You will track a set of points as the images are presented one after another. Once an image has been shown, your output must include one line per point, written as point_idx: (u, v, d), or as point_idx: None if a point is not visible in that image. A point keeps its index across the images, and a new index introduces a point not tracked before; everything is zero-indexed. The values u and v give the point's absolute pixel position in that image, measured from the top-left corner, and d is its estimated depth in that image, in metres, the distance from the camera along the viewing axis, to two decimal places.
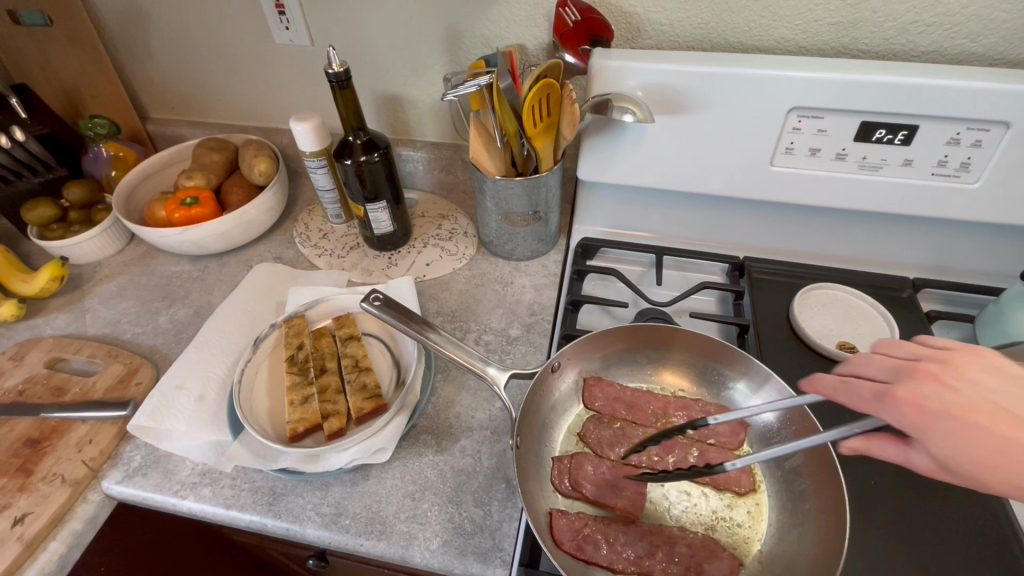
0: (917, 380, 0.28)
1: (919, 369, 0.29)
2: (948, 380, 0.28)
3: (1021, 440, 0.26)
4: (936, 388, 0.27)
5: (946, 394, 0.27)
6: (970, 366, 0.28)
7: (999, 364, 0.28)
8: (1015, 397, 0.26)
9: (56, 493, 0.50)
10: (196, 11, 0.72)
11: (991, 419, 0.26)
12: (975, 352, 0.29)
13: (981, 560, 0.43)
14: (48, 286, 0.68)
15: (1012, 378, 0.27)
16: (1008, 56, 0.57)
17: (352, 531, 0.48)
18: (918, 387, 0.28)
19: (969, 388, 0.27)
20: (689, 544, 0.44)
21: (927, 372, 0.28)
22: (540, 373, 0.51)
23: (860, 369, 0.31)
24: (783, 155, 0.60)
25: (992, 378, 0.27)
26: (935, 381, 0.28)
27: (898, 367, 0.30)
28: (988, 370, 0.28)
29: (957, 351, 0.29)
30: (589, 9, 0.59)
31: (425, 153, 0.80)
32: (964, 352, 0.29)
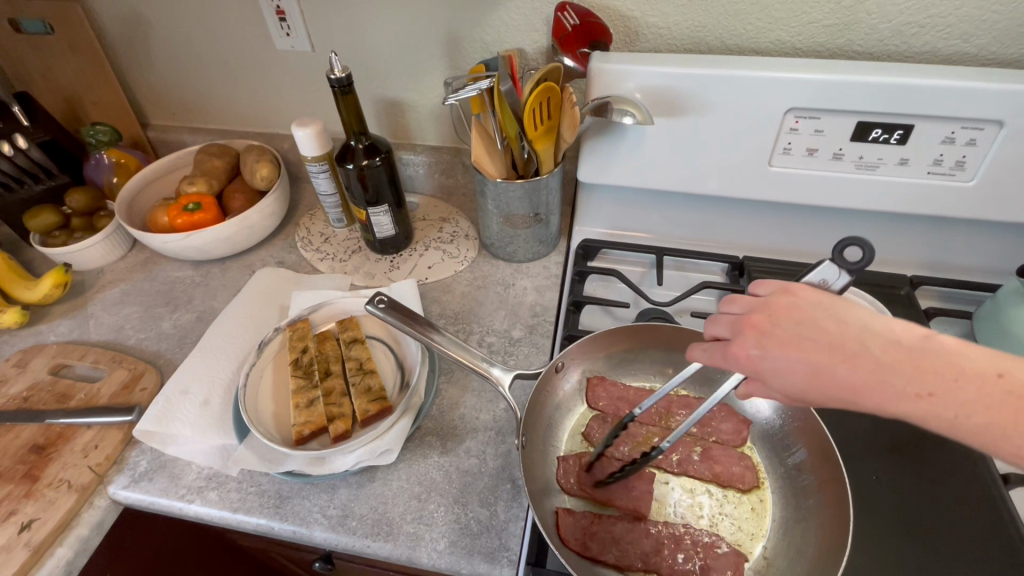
0: (744, 334, 0.34)
1: (746, 322, 0.34)
2: (766, 326, 0.33)
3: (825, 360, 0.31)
4: (757, 337, 0.33)
5: (764, 340, 0.33)
6: (785, 308, 0.33)
7: (808, 300, 0.33)
8: (816, 326, 0.32)
9: (63, 498, 0.50)
10: (196, 18, 0.73)
11: (800, 350, 0.32)
12: (789, 296, 0.34)
13: (980, 553, 0.43)
14: (51, 292, 0.68)
15: (816, 309, 0.33)
16: (1000, 56, 0.58)
17: (359, 532, 0.48)
18: (746, 340, 0.34)
19: (778, 330, 0.33)
20: (694, 542, 0.44)
21: (751, 324, 0.34)
22: (544, 374, 0.52)
23: (715, 331, 0.37)
24: (781, 155, 0.60)
25: (799, 315, 0.33)
26: (757, 331, 0.33)
27: (736, 323, 0.35)
28: (797, 309, 0.33)
29: (774, 297, 0.34)
30: (588, 13, 0.60)
31: (425, 157, 0.80)
32: (780, 297, 0.34)
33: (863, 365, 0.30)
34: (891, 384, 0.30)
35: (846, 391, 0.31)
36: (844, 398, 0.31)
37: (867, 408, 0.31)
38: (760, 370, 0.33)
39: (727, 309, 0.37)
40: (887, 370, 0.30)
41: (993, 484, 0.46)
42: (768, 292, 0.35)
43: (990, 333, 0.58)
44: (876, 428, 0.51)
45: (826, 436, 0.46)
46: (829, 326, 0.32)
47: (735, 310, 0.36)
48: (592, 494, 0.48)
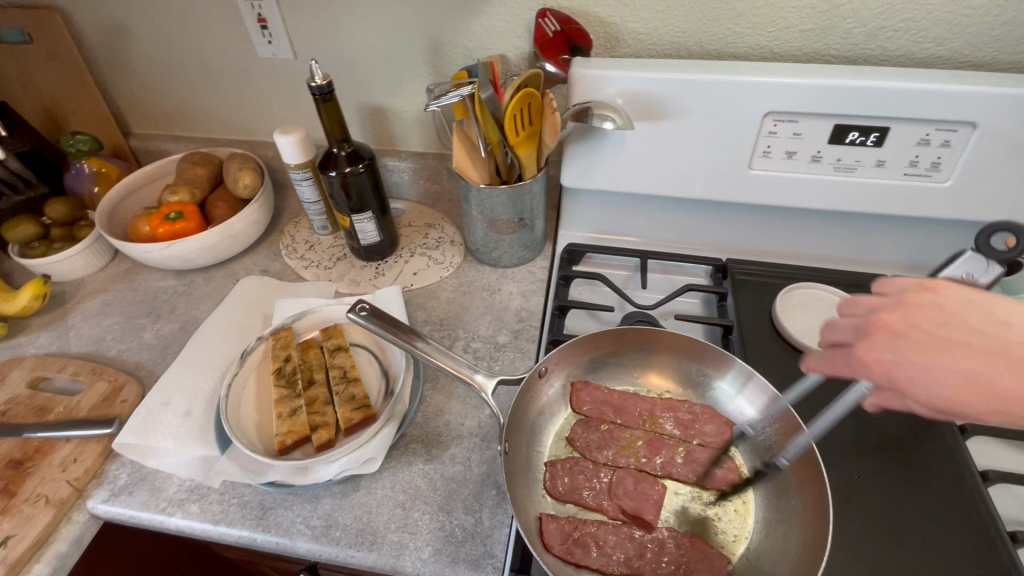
0: (872, 337, 0.29)
1: (874, 323, 0.29)
2: (901, 329, 0.28)
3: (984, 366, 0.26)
4: (890, 340, 0.28)
5: (901, 345, 0.28)
6: (924, 307, 0.28)
7: (953, 296, 0.28)
8: (972, 328, 0.27)
9: (40, 514, 0.49)
10: (177, 26, 0.72)
11: (949, 357, 0.27)
12: (930, 292, 0.29)
13: (961, 552, 0.43)
14: (30, 304, 0.67)
15: (966, 308, 0.27)
16: (973, 59, 0.59)
17: (343, 542, 0.48)
18: (875, 343, 0.29)
19: (917, 335, 0.28)
20: (677, 545, 0.44)
21: (881, 325, 0.29)
22: (527, 379, 0.51)
23: (829, 336, 0.33)
24: (760, 159, 0.61)
25: (945, 316, 0.28)
26: (889, 334, 0.29)
27: (858, 326, 0.30)
28: (942, 308, 0.28)
29: (910, 294, 0.29)
30: (568, 20, 0.61)
31: (410, 163, 0.80)
32: (919, 294, 0.29)
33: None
34: None
35: (1018, 407, 0.25)
36: (1006, 412, 0.26)
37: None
38: (896, 379, 0.28)
39: (845, 312, 0.32)
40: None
41: (973, 485, 0.47)
42: (900, 288, 0.30)
43: None
44: (858, 426, 0.52)
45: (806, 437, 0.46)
46: (987, 327, 0.26)
47: (856, 312, 0.32)
48: (578, 498, 0.48)
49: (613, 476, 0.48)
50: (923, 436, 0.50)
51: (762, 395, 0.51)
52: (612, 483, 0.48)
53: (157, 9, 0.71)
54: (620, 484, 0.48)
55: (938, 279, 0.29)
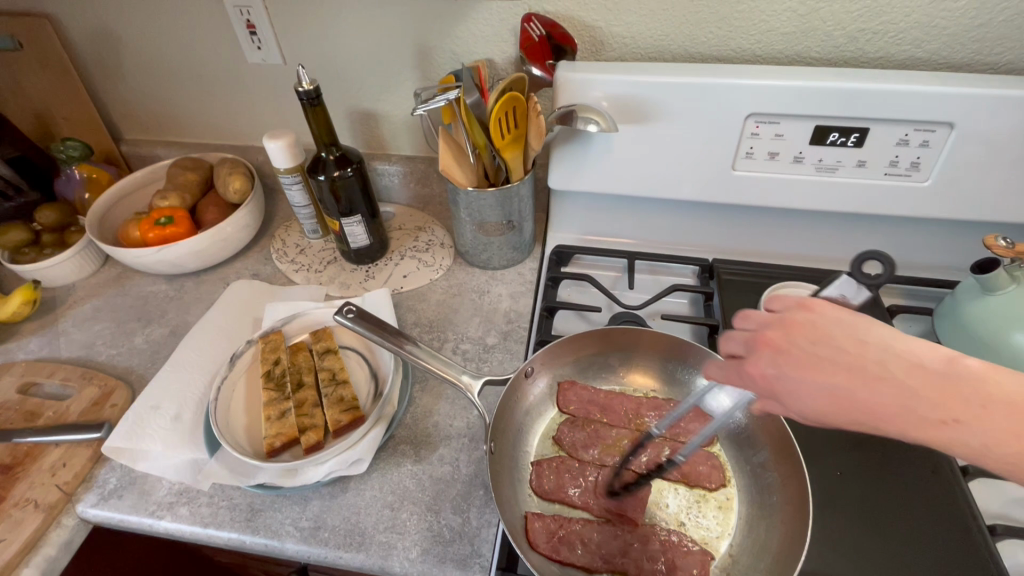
0: (759, 353, 0.31)
1: (761, 340, 0.31)
2: (780, 345, 0.30)
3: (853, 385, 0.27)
4: (772, 355, 0.30)
5: (782, 359, 0.30)
6: (801, 326, 0.30)
7: (827, 317, 0.29)
8: (837, 345, 0.28)
9: (29, 519, 0.50)
10: (167, 33, 0.73)
11: (817, 373, 0.28)
12: (807, 312, 0.30)
13: (941, 547, 0.44)
14: (20, 310, 0.68)
15: (837, 327, 0.29)
16: (951, 61, 0.60)
17: (332, 543, 0.48)
18: (762, 359, 0.31)
19: (796, 353, 0.29)
20: (660, 541, 0.44)
21: (766, 342, 0.31)
22: (514, 379, 0.52)
23: (728, 347, 0.34)
24: (744, 160, 0.62)
25: (817, 334, 0.29)
26: (772, 350, 0.30)
27: (749, 340, 0.32)
28: (815, 326, 0.29)
29: (789, 314, 0.31)
30: (553, 24, 0.62)
31: (400, 167, 0.81)
32: (797, 314, 0.30)
33: (896, 393, 0.26)
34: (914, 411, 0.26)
35: (875, 418, 0.27)
36: (867, 423, 0.27)
37: (890, 434, 0.27)
38: (776, 390, 0.30)
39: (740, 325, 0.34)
40: (913, 396, 0.26)
41: (953, 479, 0.47)
42: (785, 305, 0.32)
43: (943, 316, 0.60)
44: None
45: (788, 435, 0.47)
46: (851, 347, 0.28)
47: (749, 326, 0.33)
48: (564, 497, 0.48)
49: (598, 475, 0.49)
50: None
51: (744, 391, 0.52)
52: (597, 482, 0.48)
53: (146, 15, 0.71)
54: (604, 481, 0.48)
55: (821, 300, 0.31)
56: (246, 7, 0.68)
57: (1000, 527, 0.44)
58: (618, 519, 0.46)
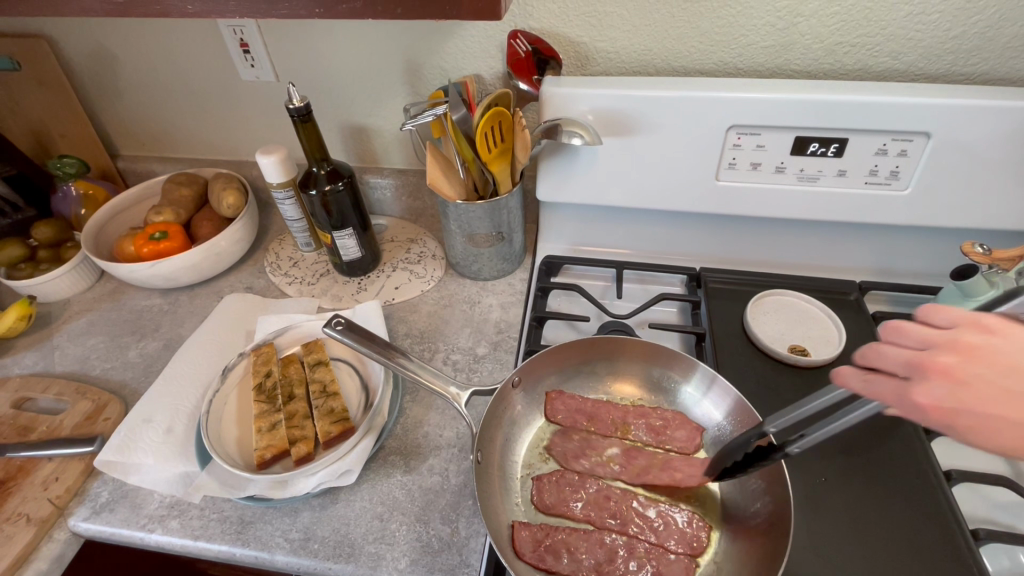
0: (931, 381, 0.25)
1: (930, 365, 0.26)
2: (961, 374, 0.25)
3: None
4: (952, 388, 0.25)
5: (964, 393, 0.25)
6: (981, 351, 0.25)
7: (1011, 340, 0.25)
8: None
9: (21, 533, 0.50)
10: (161, 52, 0.74)
11: (1005, 409, 0.24)
12: (985, 335, 0.26)
13: (926, 550, 0.44)
14: (15, 325, 0.68)
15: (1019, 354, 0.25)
16: (928, 72, 0.61)
17: (321, 555, 0.48)
18: (933, 386, 0.25)
19: (982, 384, 0.25)
20: (646, 549, 0.45)
21: (940, 368, 0.25)
22: (501, 389, 0.53)
23: (880, 363, 0.28)
24: (726, 170, 0.63)
25: (1004, 361, 0.25)
26: (951, 379, 0.25)
27: (913, 363, 0.26)
28: (999, 353, 0.25)
29: (964, 334, 0.26)
30: (538, 39, 0.63)
31: (392, 180, 0.82)
32: (974, 335, 0.26)
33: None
34: None
35: None
36: None
37: None
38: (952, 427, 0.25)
39: (898, 341, 0.28)
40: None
41: (936, 483, 0.48)
42: (950, 321, 0.27)
43: None
44: None
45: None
46: None
47: (903, 340, 0.28)
48: (566, 511, 0.48)
49: (600, 488, 0.49)
50: (888, 436, 0.52)
51: (727, 398, 0.53)
52: (599, 496, 0.48)
53: (141, 36, 0.73)
54: (603, 494, 0.49)
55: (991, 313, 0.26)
56: (239, 26, 0.69)
57: (983, 532, 0.45)
58: (624, 533, 0.46)
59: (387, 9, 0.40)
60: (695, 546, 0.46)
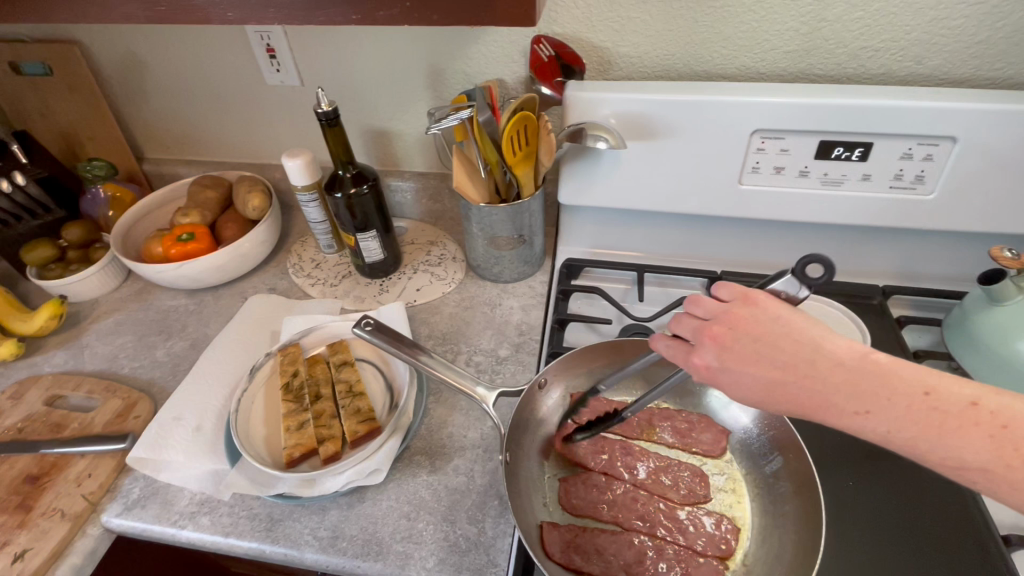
0: (705, 345, 0.36)
1: (707, 334, 0.37)
2: (726, 339, 0.36)
3: (777, 376, 0.34)
4: (717, 350, 0.36)
5: (724, 355, 0.36)
6: (743, 321, 0.36)
7: (767, 312, 0.35)
8: (772, 344, 0.35)
9: (56, 528, 0.51)
10: (189, 57, 0.76)
11: (755, 367, 0.35)
12: (749, 307, 0.36)
13: (956, 554, 0.44)
14: (47, 324, 0.70)
15: (772, 324, 0.35)
16: (952, 76, 0.61)
17: (350, 553, 0.49)
18: (707, 350, 0.36)
19: (739, 347, 0.35)
20: (675, 550, 0.45)
21: (711, 335, 0.36)
22: (527, 391, 0.53)
23: (681, 331, 0.39)
24: (749, 174, 0.63)
25: (757, 329, 0.35)
26: (718, 345, 0.36)
27: (697, 330, 0.37)
28: (756, 322, 0.35)
29: (734, 308, 0.36)
30: (561, 44, 0.64)
31: (413, 183, 0.83)
32: (741, 308, 0.36)
33: (825, 383, 0.33)
34: (835, 401, 0.33)
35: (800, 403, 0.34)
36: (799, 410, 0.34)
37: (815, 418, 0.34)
38: (718, 380, 0.36)
39: (693, 311, 0.39)
40: (822, 385, 0.33)
41: (965, 487, 0.48)
42: (731, 297, 0.37)
43: (959, 338, 0.59)
44: (852, 432, 0.53)
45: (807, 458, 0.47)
46: (785, 346, 0.34)
47: (699, 312, 0.38)
48: (593, 512, 0.48)
49: (626, 490, 0.49)
50: None
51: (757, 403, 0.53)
52: (625, 498, 0.49)
53: (170, 42, 0.74)
54: (629, 496, 0.49)
55: (761, 291, 0.36)
56: (266, 32, 0.71)
57: (1015, 538, 0.45)
58: (652, 535, 0.47)
59: (423, 17, 0.41)
60: (724, 548, 0.46)
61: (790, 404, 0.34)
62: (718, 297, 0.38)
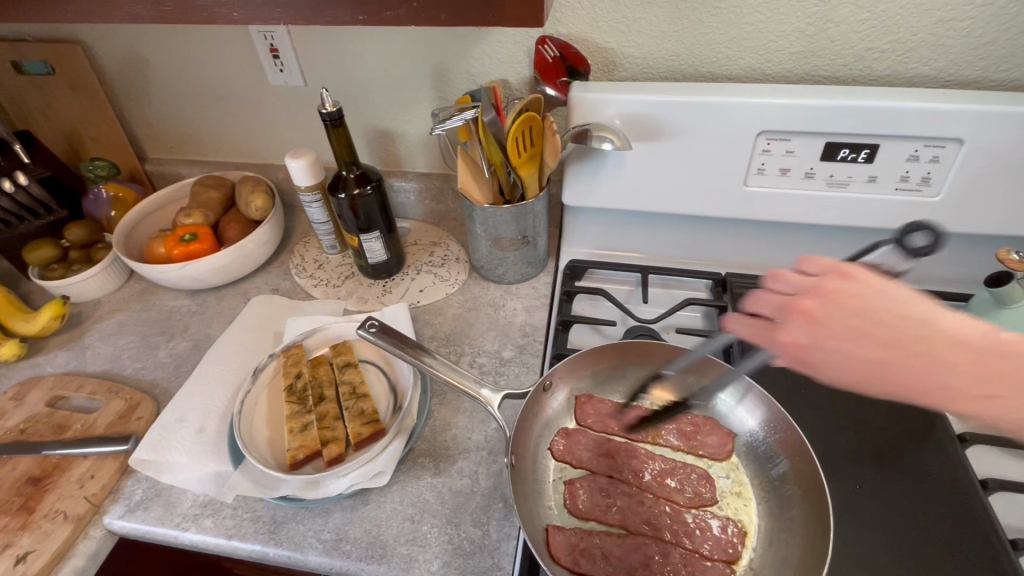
0: (792, 322, 0.35)
1: (796, 308, 0.35)
2: (819, 315, 0.34)
3: (881, 355, 0.32)
4: (807, 326, 0.34)
5: (817, 330, 0.34)
6: (836, 295, 0.34)
7: (864, 285, 0.34)
8: (875, 318, 0.33)
9: (58, 530, 0.51)
10: (192, 58, 0.76)
11: (855, 344, 0.33)
12: (846, 281, 0.34)
13: (964, 558, 0.44)
14: (49, 324, 0.69)
15: (870, 296, 0.33)
16: (958, 78, 0.61)
17: (353, 555, 0.49)
18: (795, 327, 0.35)
19: (832, 321, 0.33)
20: (681, 554, 0.45)
21: (800, 310, 0.35)
22: (532, 393, 0.53)
23: (758, 308, 0.38)
24: (755, 176, 0.63)
25: (853, 302, 0.33)
26: (808, 320, 0.34)
27: (780, 306, 0.36)
28: (851, 295, 0.33)
29: (825, 281, 0.35)
30: (566, 45, 0.64)
31: (416, 184, 0.83)
32: (833, 281, 0.34)
33: (927, 360, 0.31)
34: (948, 382, 0.31)
35: (901, 384, 0.32)
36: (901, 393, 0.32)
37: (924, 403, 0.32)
38: (811, 357, 0.35)
39: (773, 286, 0.37)
40: (923, 359, 0.31)
41: (973, 491, 0.47)
42: (818, 270, 0.36)
43: None
44: (859, 435, 0.53)
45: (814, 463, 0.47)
46: (891, 322, 0.32)
47: (780, 287, 0.37)
48: (599, 515, 0.48)
49: (631, 493, 0.49)
50: (922, 443, 0.51)
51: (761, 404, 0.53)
52: (631, 500, 0.48)
53: (173, 42, 0.74)
54: (636, 499, 0.48)
55: (854, 266, 0.35)
56: (270, 32, 0.71)
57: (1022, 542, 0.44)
58: (659, 539, 0.46)
59: (430, 17, 0.41)
60: (731, 552, 0.46)
61: (888, 384, 0.32)
62: (802, 272, 0.37)
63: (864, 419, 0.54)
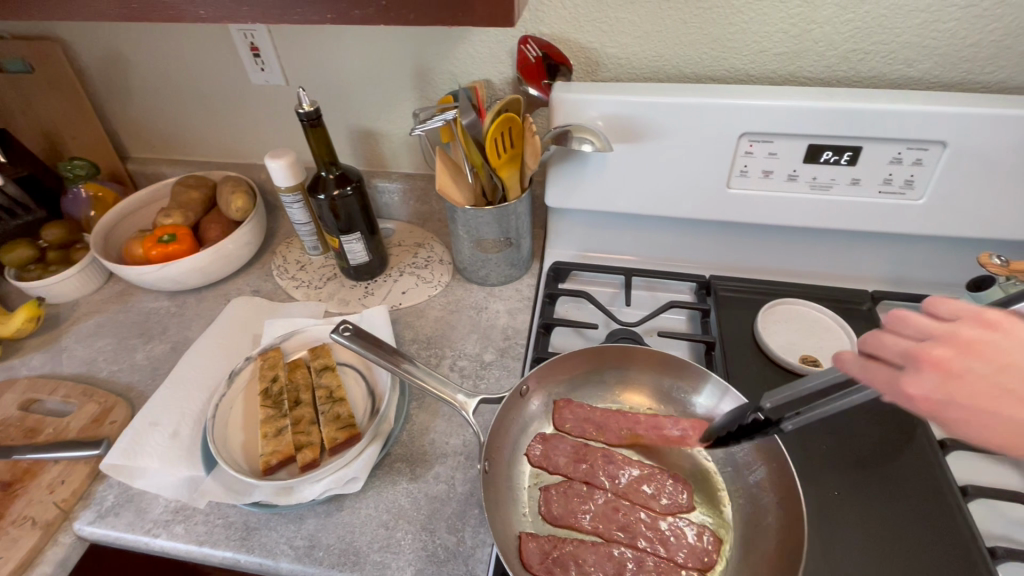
0: (922, 372, 0.25)
1: (925, 356, 0.25)
2: (957, 367, 0.25)
3: None
4: (944, 378, 0.25)
5: (955, 386, 0.24)
6: (982, 345, 0.25)
7: (1013, 338, 0.25)
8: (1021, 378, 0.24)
9: (26, 536, 0.50)
10: (172, 56, 0.75)
11: (1000, 409, 0.24)
12: (989, 331, 0.25)
13: (943, 568, 0.43)
14: (24, 326, 0.68)
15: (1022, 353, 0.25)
16: (943, 80, 0.60)
17: (326, 563, 0.48)
18: (925, 378, 0.25)
19: (976, 377, 0.24)
20: (655, 563, 0.45)
21: (933, 359, 0.25)
22: (509, 398, 0.53)
23: (876, 349, 0.28)
24: (738, 178, 0.62)
25: (1002, 358, 0.25)
26: (944, 372, 0.25)
27: (906, 352, 0.26)
28: (999, 349, 0.25)
29: (965, 325, 0.25)
30: (548, 45, 0.63)
31: (400, 184, 0.82)
32: (975, 329, 0.25)
33: None
34: None
35: None
36: None
37: None
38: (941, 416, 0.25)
39: (895, 327, 0.28)
40: None
41: (951, 498, 0.47)
42: (957, 313, 0.26)
43: None
44: (839, 442, 0.52)
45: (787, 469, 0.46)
46: None
47: (904, 329, 0.27)
48: (574, 523, 0.48)
49: (607, 500, 0.48)
50: (901, 450, 0.51)
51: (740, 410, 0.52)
52: (605, 507, 0.48)
53: (152, 40, 0.73)
54: (611, 507, 0.48)
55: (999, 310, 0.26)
56: (250, 30, 0.70)
57: (1001, 550, 0.44)
58: (633, 546, 0.46)
59: (399, 16, 0.40)
60: (706, 560, 0.45)
61: None
62: (931, 314, 0.28)
63: (845, 426, 0.53)
